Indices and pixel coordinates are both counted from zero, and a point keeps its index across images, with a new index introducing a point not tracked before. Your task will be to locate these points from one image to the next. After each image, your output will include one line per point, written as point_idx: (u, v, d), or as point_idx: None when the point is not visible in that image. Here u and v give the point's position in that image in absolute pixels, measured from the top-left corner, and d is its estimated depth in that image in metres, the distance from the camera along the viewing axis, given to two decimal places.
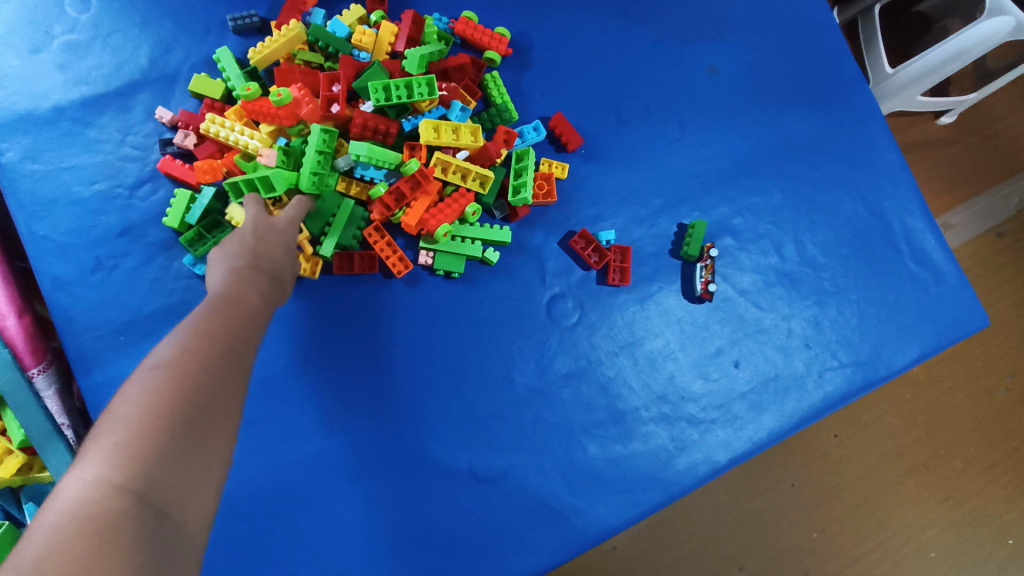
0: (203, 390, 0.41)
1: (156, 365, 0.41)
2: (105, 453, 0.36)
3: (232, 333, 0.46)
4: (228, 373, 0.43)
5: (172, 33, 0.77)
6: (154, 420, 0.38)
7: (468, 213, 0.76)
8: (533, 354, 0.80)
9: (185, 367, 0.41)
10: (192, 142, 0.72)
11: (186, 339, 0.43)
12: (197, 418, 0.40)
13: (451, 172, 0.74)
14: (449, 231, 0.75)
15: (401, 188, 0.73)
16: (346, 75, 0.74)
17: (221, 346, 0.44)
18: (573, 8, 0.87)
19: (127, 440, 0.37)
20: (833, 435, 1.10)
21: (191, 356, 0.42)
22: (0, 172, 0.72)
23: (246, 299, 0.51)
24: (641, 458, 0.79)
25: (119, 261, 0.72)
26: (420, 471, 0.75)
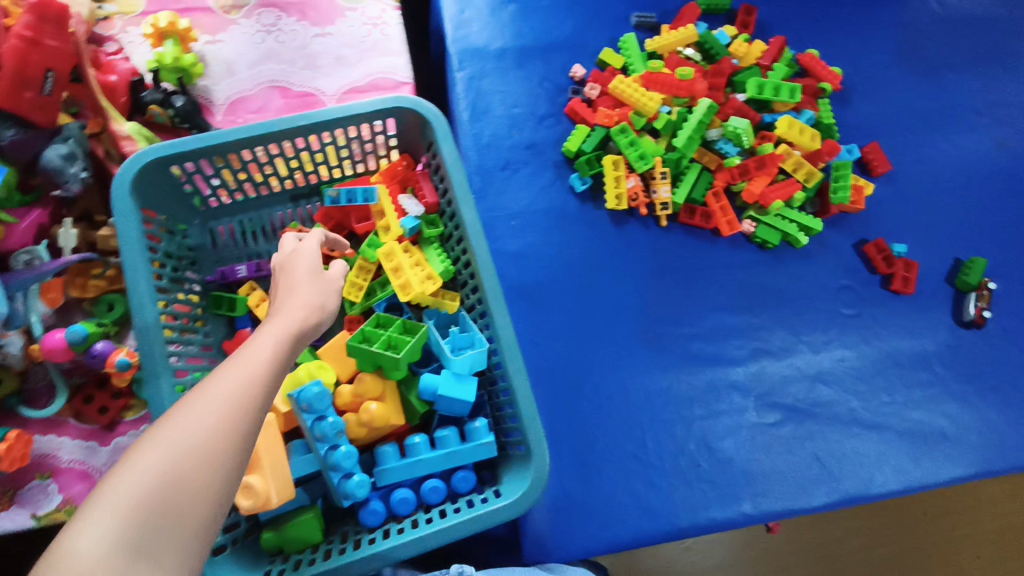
0: (202, 477, 0.39)
1: (169, 428, 0.40)
2: (105, 515, 0.36)
3: (244, 408, 0.42)
4: (230, 450, 0.41)
5: (591, 14, 0.99)
6: (163, 492, 0.38)
7: (794, 198, 0.92)
8: (818, 332, 0.92)
9: (202, 441, 0.40)
10: (596, 95, 0.93)
11: (204, 406, 0.41)
12: (189, 498, 0.39)
13: (790, 162, 0.92)
14: (778, 207, 0.92)
15: (750, 165, 0.92)
16: (726, 72, 0.93)
17: (235, 424, 0.41)
18: (892, 67, 1.04)
19: (128, 509, 0.36)
20: (975, 556, 1.28)
21: (203, 431, 0.40)
22: (452, 85, 0.94)
23: (255, 371, 0.44)
24: (900, 444, 0.88)
25: (522, 167, 0.91)
26: (715, 398, 0.87)
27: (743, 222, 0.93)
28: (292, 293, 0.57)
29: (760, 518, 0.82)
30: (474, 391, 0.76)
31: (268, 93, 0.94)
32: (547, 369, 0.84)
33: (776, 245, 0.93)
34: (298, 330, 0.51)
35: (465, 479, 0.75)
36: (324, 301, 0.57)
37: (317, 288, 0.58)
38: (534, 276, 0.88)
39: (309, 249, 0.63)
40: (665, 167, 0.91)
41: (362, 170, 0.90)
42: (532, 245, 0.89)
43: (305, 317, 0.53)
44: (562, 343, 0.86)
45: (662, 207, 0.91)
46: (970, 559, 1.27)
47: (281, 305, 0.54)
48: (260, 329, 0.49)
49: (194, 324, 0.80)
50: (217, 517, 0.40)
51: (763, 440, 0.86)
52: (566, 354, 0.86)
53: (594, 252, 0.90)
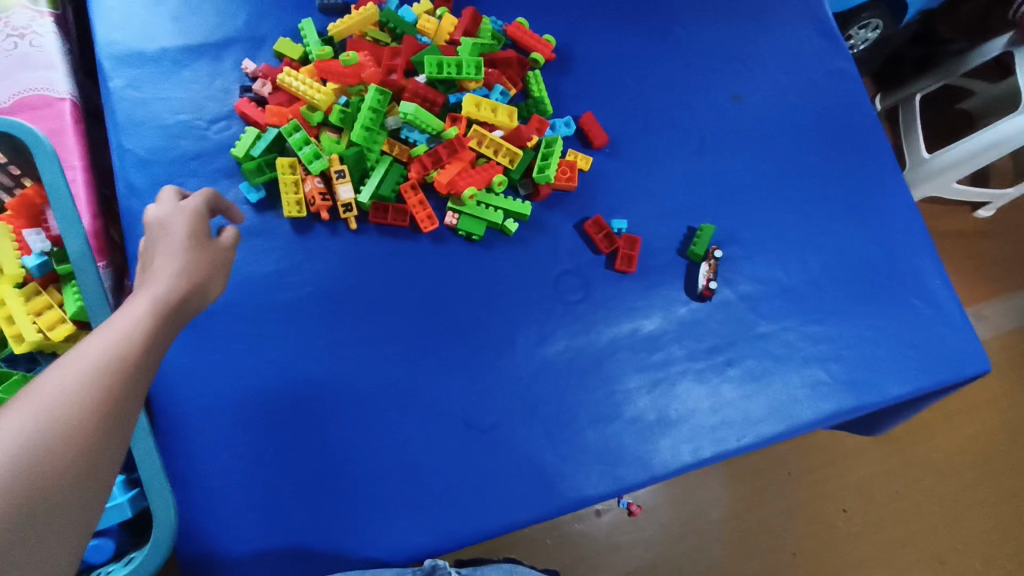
0: (84, 443, 0.41)
1: (47, 400, 0.41)
2: (8, 446, 0.38)
3: (120, 381, 0.44)
4: (116, 415, 0.43)
5: (268, 2, 0.90)
6: (75, 420, 0.41)
7: (494, 183, 0.85)
8: (537, 324, 0.85)
9: (82, 406, 0.41)
10: (267, 91, 0.84)
11: (66, 379, 0.42)
12: (94, 432, 0.41)
13: (484, 144, 0.84)
14: (475, 195, 0.84)
15: (441, 152, 0.83)
16: (407, 52, 0.85)
17: (111, 391, 0.43)
18: (616, 30, 0.97)
19: (32, 436, 0.39)
20: (842, 510, 1.29)
21: (79, 393, 0.42)
22: (105, 95, 0.84)
23: (131, 340, 0.47)
24: (627, 434, 0.83)
25: (187, 181, 0.82)
26: (419, 412, 0.79)
27: (446, 215, 0.85)
28: (160, 263, 0.55)
29: (465, 539, 0.75)
30: None
31: None
32: (218, 404, 0.77)
33: (483, 236, 0.86)
34: (172, 301, 0.53)
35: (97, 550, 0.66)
36: (204, 271, 0.58)
37: (198, 254, 0.58)
38: None
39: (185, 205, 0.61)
40: (345, 164, 0.81)
41: None
42: None
43: (178, 286, 0.54)
44: (238, 373, 0.78)
45: (346, 209, 0.82)
46: (838, 514, 1.28)
47: (160, 270, 0.55)
48: (141, 293, 0.52)
49: None
50: (107, 481, 0.42)
51: (473, 453, 0.78)
52: (241, 385, 0.78)
53: (275, 267, 0.82)
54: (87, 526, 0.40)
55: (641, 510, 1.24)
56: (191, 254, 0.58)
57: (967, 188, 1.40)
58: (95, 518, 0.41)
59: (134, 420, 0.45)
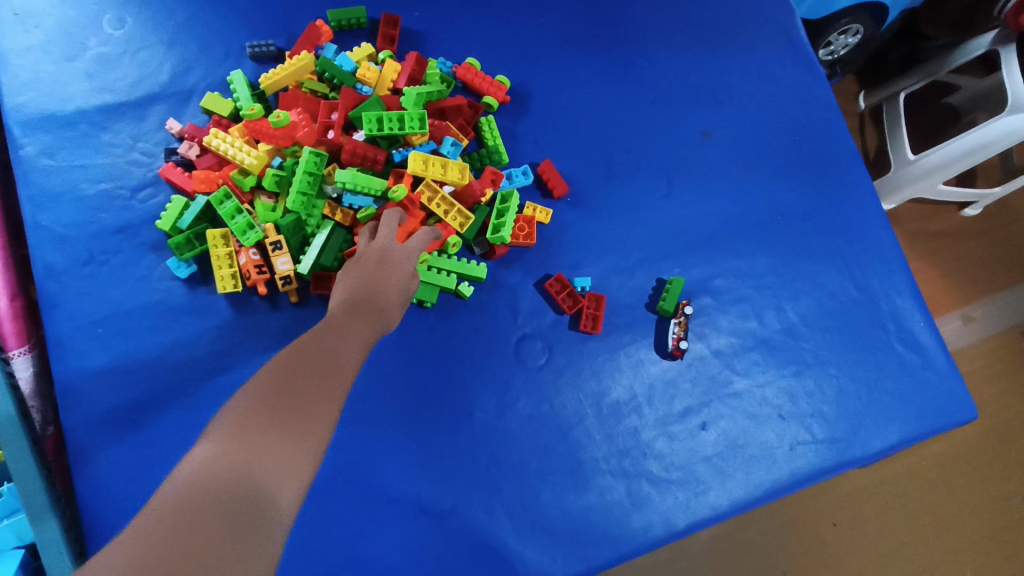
0: (308, 407, 0.46)
1: (275, 377, 0.47)
2: (243, 399, 0.45)
3: (330, 365, 0.50)
4: (327, 385, 0.49)
5: (195, 53, 0.83)
6: (289, 373, 0.48)
7: (448, 245, 0.79)
8: (495, 393, 0.80)
9: (301, 380, 0.48)
10: (195, 153, 0.77)
11: (279, 356, 0.50)
12: (305, 379, 0.48)
13: (436, 202, 0.77)
14: (426, 260, 0.77)
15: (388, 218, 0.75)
16: (345, 106, 0.78)
17: (324, 373, 0.49)
18: (574, 65, 0.91)
19: (258, 388, 0.46)
20: (832, 523, 1.08)
21: (293, 368, 0.48)
22: (17, 164, 0.77)
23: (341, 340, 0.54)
24: (595, 509, 0.77)
25: (110, 257, 0.76)
26: (369, 498, 0.74)
27: None
28: (381, 259, 0.67)
29: None
30: (14, 565, 0.62)
31: None
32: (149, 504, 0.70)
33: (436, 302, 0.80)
34: (357, 303, 0.61)
35: None
36: (404, 274, 0.67)
37: (400, 252, 0.68)
38: (128, 391, 0.72)
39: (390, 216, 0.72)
40: (282, 234, 0.75)
41: None
42: (124, 354, 0.73)
43: (358, 294, 0.62)
44: None
45: (284, 282, 0.75)
46: (826, 528, 1.07)
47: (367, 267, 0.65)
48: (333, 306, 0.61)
49: None
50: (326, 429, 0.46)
51: (430, 540, 0.73)
52: None
53: (208, 347, 0.75)
54: (312, 463, 0.44)
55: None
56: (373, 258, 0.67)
57: (955, 189, 1.21)
58: (315, 464, 0.44)
59: (344, 391, 0.50)
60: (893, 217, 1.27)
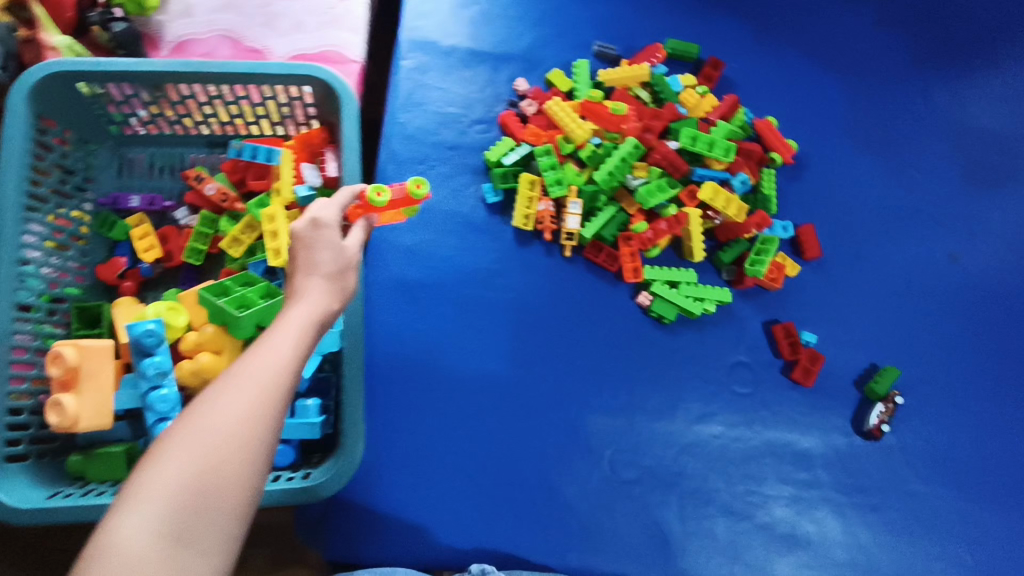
0: (228, 466, 0.42)
1: (194, 430, 0.43)
2: (184, 447, 0.42)
3: (253, 401, 0.45)
4: (246, 438, 0.43)
5: (553, 33, 0.98)
6: (240, 426, 0.44)
7: (685, 277, 0.89)
8: (699, 400, 0.88)
9: (227, 429, 0.43)
10: (532, 111, 0.91)
11: (222, 391, 0.45)
12: (244, 442, 0.43)
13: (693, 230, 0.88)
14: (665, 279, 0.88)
15: (660, 227, 0.88)
16: (666, 117, 0.90)
17: (248, 416, 0.44)
18: (857, 153, 0.99)
19: (199, 440, 0.42)
20: None
21: (219, 432, 0.43)
22: (394, 71, 0.94)
23: (271, 369, 0.46)
24: (755, 536, 0.84)
25: (440, 166, 0.90)
26: (571, 441, 0.84)
27: (639, 293, 0.89)
28: (316, 271, 0.56)
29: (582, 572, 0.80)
30: (313, 366, 0.76)
31: (218, 42, 0.95)
32: (407, 371, 0.84)
33: (673, 320, 0.89)
34: (322, 320, 0.53)
35: (282, 454, 0.75)
36: (344, 281, 0.57)
37: (331, 262, 0.57)
38: (420, 275, 0.87)
39: (329, 215, 0.60)
40: (580, 199, 0.88)
41: (281, 133, 0.90)
42: (427, 245, 0.88)
43: (324, 300, 0.54)
44: (428, 346, 0.85)
45: (567, 237, 0.88)
46: None
47: (301, 287, 0.54)
48: (284, 313, 0.52)
49: (71, 239, 0.81)
50: (253, 490, 0.44)
51: (610, 496, 0.83)
52: (427, 358, 0.85)
53: (488, 265, 0.88)
54: (245, 525, 0.43)
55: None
56: (339, 259, 0.57)
57: None
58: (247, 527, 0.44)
59: (272, 435, 0.45)
60: None
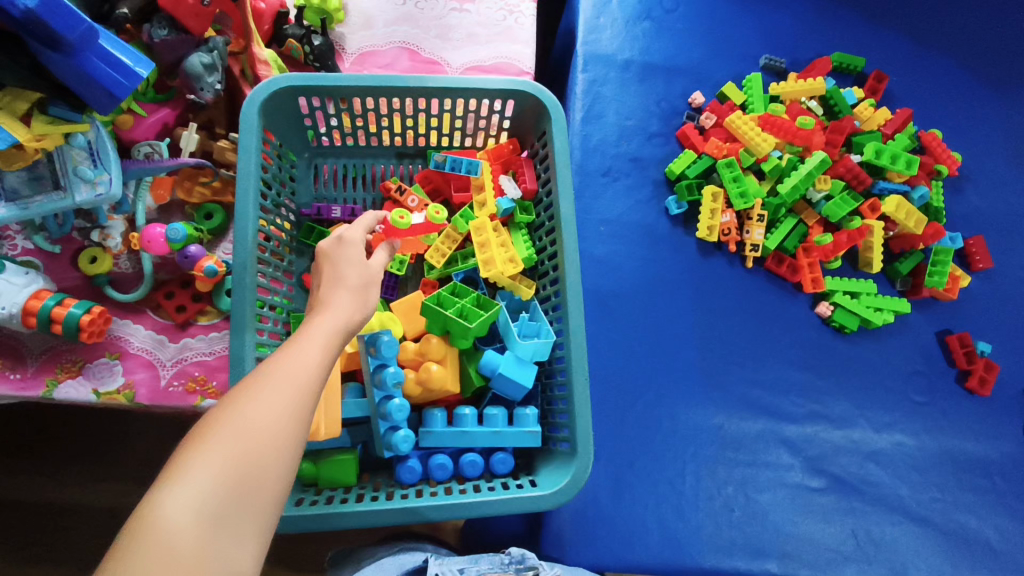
0: (265, 472, 0.40)
1: (230, 424, 0.40)
2: (221, 442, 0.39)
3: (291, 407, 0.42)
4: (281, 443, 0.41)
5: (720, 47, 1.00)
6: (268, 420, 0.41)
7: (863, 289, 0.91)
8: (882, 409, 0.89)
9: (264, 429, 0.41)
10: (711, 124, 0.93)
11: (267, 387, 0.42)
12: (269, 438, 0.40)
13: (874, 242, 0.90)
14: (846, 290, 0.90)
15: (843, 239, 0.89)
16: (845, 131, 0.92)
17: (288, 423, 0.42)
18: (1014, 166, 1.01)
19: (235, 434, 0.40)
20: None
21: (242, 418, 0.40)
22: (572, 83, 0.95)
23: (306, 374, 0.44)
24: (942, 543, 0.85)
25: (623, 177, 0.92)
26: (764, 448, 0.85)
27: (819, 304, 0.91)
28: (342, 279, 0.55)
29: None
30: (532, 377, 0.76)
31: (397, 53, 0.97)
32: (605, 379, 0.85)
33: (853, 330, 0.91)
34: (350, 325, 0.51)
35: (503, 463, 0.75)
36: (368, 294, 0.55)
37: (356, 274, 0.56)
38: (610, 284, 0.88)
39: (354, 233, 0.60)
40: (764, 211, 0.90)
41: (469, 145, 0.91)
42: (615, 255, 0.89)
43: (349, 304, 0.53)
44: (623, 354, 0.86)
45: (751, 249, 0.90)
46: None
47: (325, 297, 0.53)
48: (312, 318, 0.50)
49: (283, 250, 0.82)
50: (277, 507, 0.41)
51: (804, 503, 0.84)
52: (624, 367, 0.86)
53: (674, 275, 0.89)
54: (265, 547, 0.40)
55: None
56: (355, 263, 0.57)
57: None
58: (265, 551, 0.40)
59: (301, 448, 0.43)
60: None
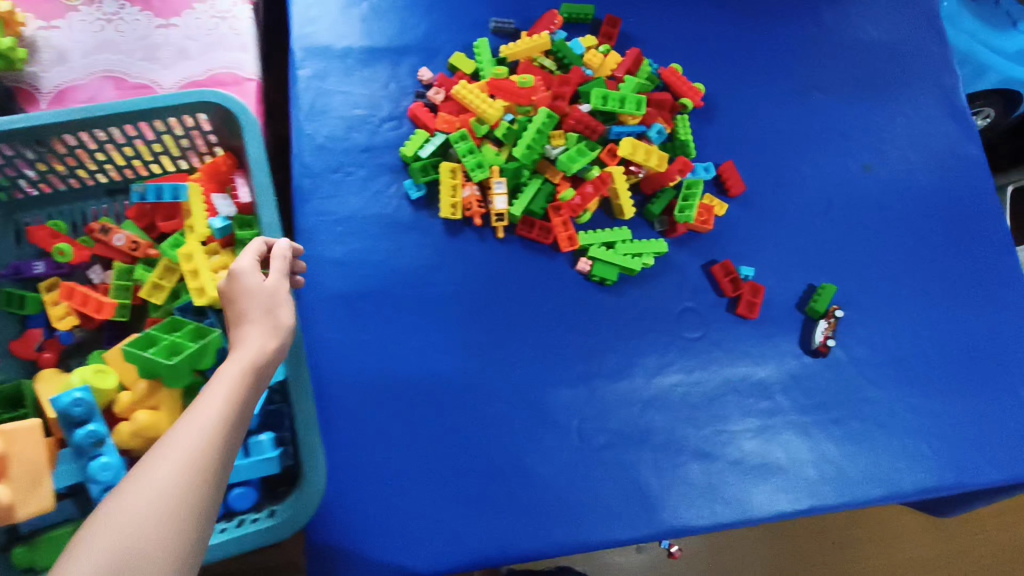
0: (151, 556, 0.40)
1: (112, 512, 0.40)
2: (104, 529, 0.40)
3: (182, 479, 0.43)
4: (173, 517, 0.42)
5: (447, 19, 0.97)
6: (162, 497, 0.42)
7: (620, 236, 0.90)
8: (655, 352, 0.89)
9: (155, 508, 0.41)
10: (440, 99, 0.90)
11: (162, 466, 0.43)
12: (165, 517, 0.41)
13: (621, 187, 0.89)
14: (601, 242, 0.89)
15: (587, 191, 0.87)
16: (574, 82, 0.90)
17: (181, 494, 0.42)
18: (760, 88, 1.02)
19: (122, 519, 0.40)
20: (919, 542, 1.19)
21: (130, 504, 0.41)
22: (292, 81, 0.91)
23: (196, 443, 0.45)
24: (728, 474, 0.86)
25: (356, 171, 0.88)
26: (537, 417, 0.84)
27: (578, 260, 0.89)
28: (245, 328, 0.56)
29: (571, 546, 0.79)
30: (260, 399, 0.73)
31: (101, 84, 0.90)
32: (362, 383, 0.82)
33: (615, 281, 0.90)
34: (252, 370, 0.52)
35: (242, 497, 0.70)
36: (270, 324, 0.57)
37: (255, 309, 0.57)
38: (356, 285, 0.85)
39: (249, 263, 0.61)
40: (503, 177, 0.87)
41: (184, 168, 0.87)
42: (357, 253, 0.86)
43: (255, 350, 0.54)
44: (378, 354, 0.83)
45: (497, 219, 0.87)
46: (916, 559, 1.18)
47: (234, 340, 0.55)
48: (217, 373, 0.50)
49: None
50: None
51: (583, 465, 0.83)
52: (382, 368, 0.83)
53: (423, 262, 0.87)
54: None
55: (682, 554, 1.22)
56: (251, 300, 0.58)
57: None
58: None
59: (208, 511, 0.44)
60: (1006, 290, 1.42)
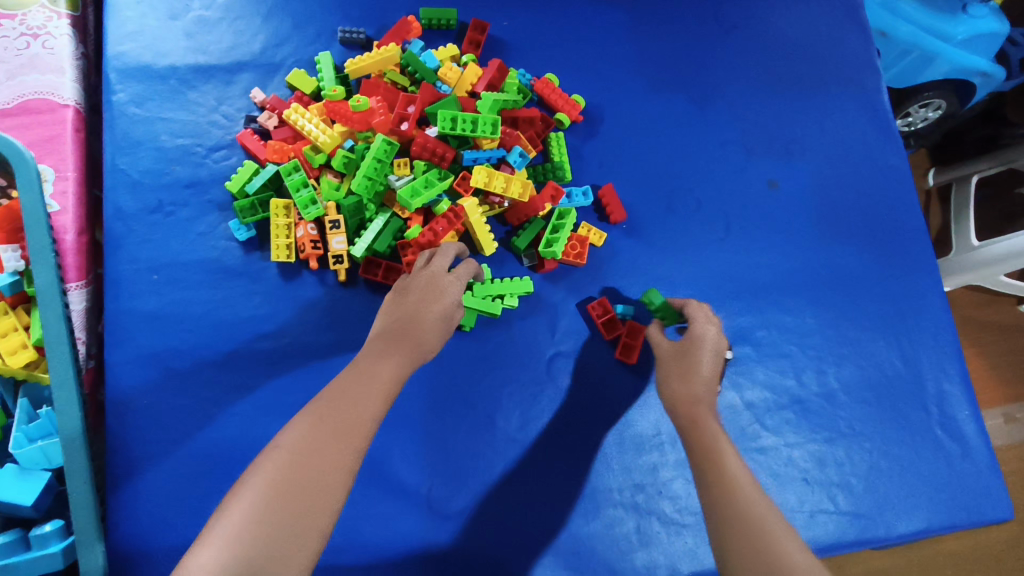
0: (336, 444, 0.46)
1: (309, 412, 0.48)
2: (305, 421, 0.48)
3: (357, 392, 0.50)
4: (351, 420, 0.48)
5: (289, 29, 0.86)
6: (342, 404, 0.49)
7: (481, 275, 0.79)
8: (521, 404, 0.80)
9: (338, 408, 0.49)
10: (273, 124, 0.79)
11: (340, 384, 0.51)
12: (343, 417, 0.48)
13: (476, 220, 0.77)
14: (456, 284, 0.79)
15: (437, 227, 0.75)
16: (422, 100, 0.79)
17: (356, 402, 0.50)
18: (650, 98, 0.91)
19: (316, 417, 0.48)
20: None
21: (323, 405, 0.49)
22: (106, 107, 0.80)
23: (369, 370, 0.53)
24: (601, 540, 0.76)
25: (177, 210, 0.78)
26: (380, 483, 0.75)
27: None
28: (408, 290, 0.63)
29: None
30: (39, 488, 0.64)
31: None
32: (174, 455, 0.71)
33: (475, 326, 0.81)
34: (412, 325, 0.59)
35: None
36: (439, 293, 0.63)
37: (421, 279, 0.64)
38: (173, 341, 0.75)
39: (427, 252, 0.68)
40: (342, 214, 0.76)
41: None
42: (175, 304, 0.76)
43: (414, 306, 0.61)
44: (196, 419, 0.73)
45: (336, 261, 0.77)
46: None
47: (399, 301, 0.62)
48: (387, 325, 0.58)
49: None
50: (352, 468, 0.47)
51: (432, 538, 0.73)
52: (199, 435, 0.73)
53: (252, 312, 0.77)
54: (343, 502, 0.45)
55: None
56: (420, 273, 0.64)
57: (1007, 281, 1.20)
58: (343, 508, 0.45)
59: (351, 463, 0.47)
60: (951, 300, 1.31)
